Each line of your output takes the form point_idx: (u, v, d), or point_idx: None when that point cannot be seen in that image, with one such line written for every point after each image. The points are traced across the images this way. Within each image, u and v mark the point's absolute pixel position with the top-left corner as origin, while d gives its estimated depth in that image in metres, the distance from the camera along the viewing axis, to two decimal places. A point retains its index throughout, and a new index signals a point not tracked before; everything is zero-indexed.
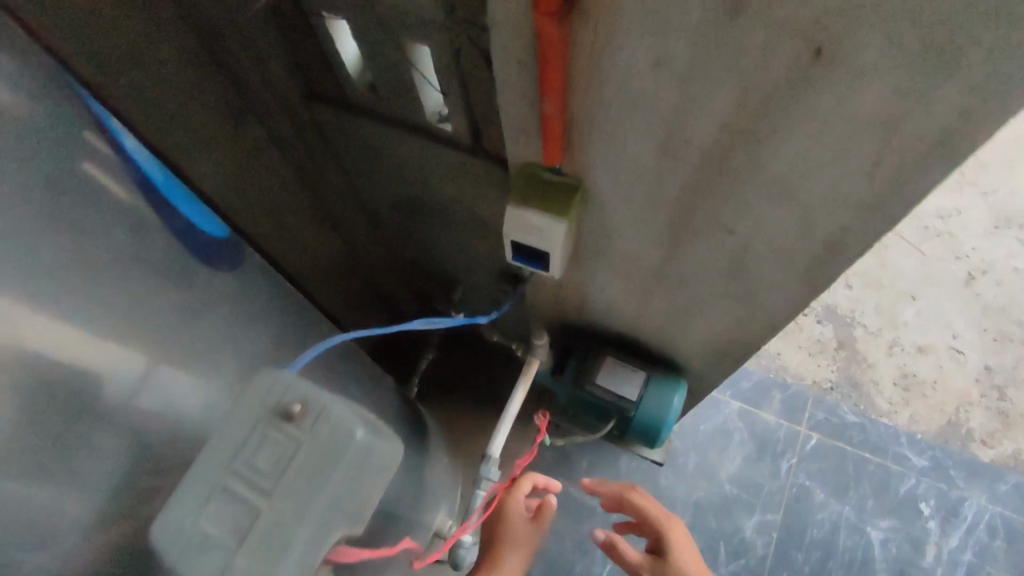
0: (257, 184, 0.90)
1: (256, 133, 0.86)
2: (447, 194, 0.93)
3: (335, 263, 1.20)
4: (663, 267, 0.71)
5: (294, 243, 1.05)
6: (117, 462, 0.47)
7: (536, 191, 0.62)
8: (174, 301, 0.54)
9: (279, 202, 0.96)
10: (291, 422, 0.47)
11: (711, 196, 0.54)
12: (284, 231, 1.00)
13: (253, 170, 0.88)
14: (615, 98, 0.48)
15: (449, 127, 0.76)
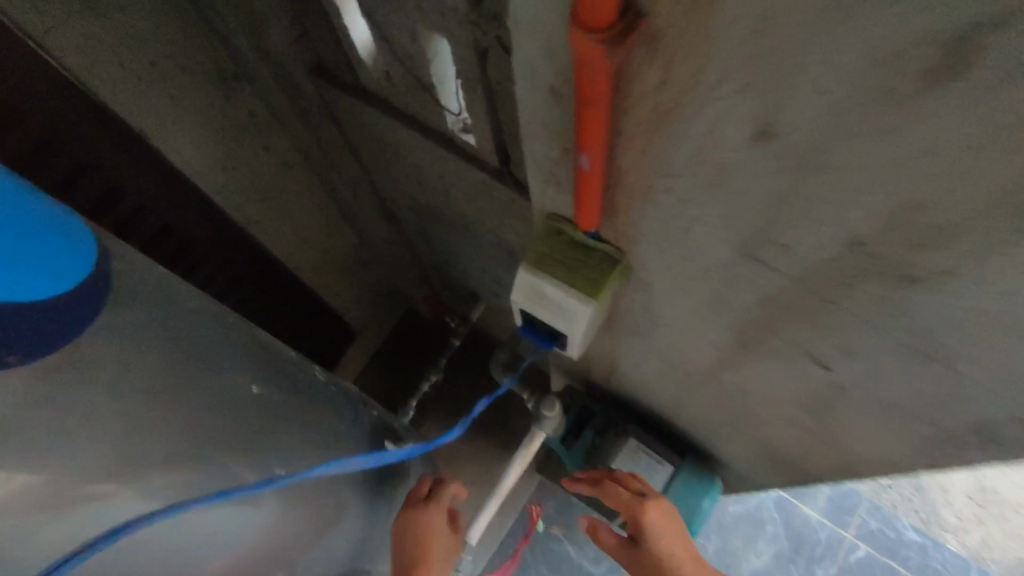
0: (251, 165, 0.77)
1: (252, 105, 0.73)
2: (468, 213, 0.77)
3: (344, 257, 1.07)
4: (714, 369, 0.55)
5: (294, 234, 0.92)
6: None
7: (558, 258, 0.47)
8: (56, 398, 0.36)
9: (277, 186, 0.83)
10: None
11: (802, 320, 0.37)
12: (282, 218, 0.88)
13: (243, 147, 0.75)
14: (682, 168, 0.31)
15: (474, 141, 0.61)
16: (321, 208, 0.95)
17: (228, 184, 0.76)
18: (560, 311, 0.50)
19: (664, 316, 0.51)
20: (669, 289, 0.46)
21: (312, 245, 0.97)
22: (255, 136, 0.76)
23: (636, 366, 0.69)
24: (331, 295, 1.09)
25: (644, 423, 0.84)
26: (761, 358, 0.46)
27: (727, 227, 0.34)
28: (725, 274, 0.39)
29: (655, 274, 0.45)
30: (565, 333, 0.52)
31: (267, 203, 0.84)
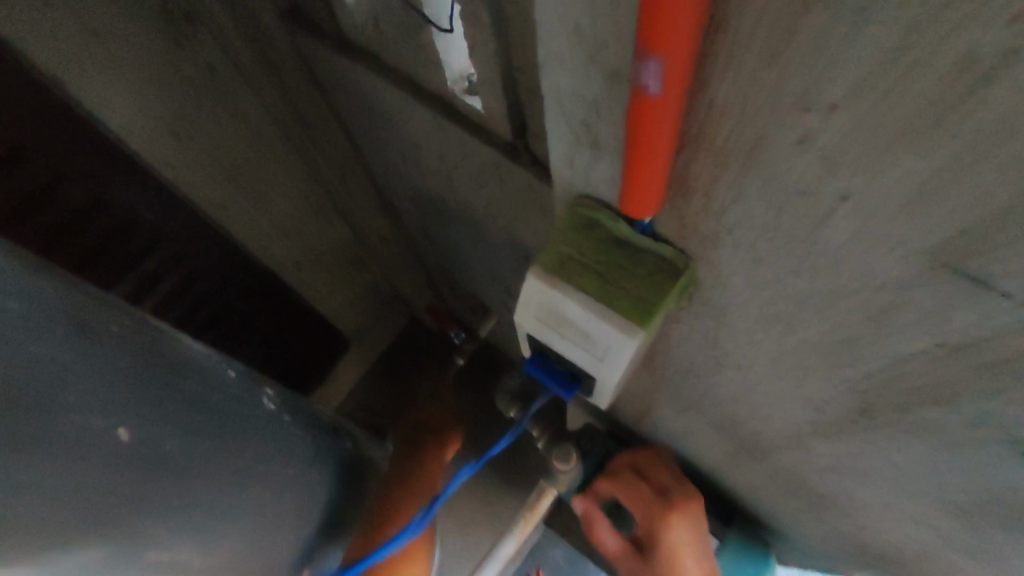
0: (213, 135, 0.63)
1: (216, 61, 0.58)
2: (476, 206, 0.62)
3: (336, 253, 0.93)
4: (802, 434, 0.38)
5: (271, 224, 0.78)
6: None
7: (587, 261, 0.31)
8: None
9: (248, 164, 0.69)
10: None
11: (1014, 385, 0.21)
12: (256, 206, 0.74)
13: (205, 113, 0.61)
14: (859, 77, 0.16)
15: (480, 105, 0.46)
16: (305, 196, 0.80)
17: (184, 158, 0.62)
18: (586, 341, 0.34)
19: (739, 356, 0.35)
20: (759, 317, 0.30)
21: (295, 240, 0.83)
22: (219, 102, 0.61)
23: (681, 413, 0.53)
24: (318, 298, 0.95)
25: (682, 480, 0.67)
26: (896, 435, 0.30)
27: (905, 208, 0.18)
28: (873, 299, 0.23)
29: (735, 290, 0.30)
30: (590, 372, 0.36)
31: (237, 184, 0.70)
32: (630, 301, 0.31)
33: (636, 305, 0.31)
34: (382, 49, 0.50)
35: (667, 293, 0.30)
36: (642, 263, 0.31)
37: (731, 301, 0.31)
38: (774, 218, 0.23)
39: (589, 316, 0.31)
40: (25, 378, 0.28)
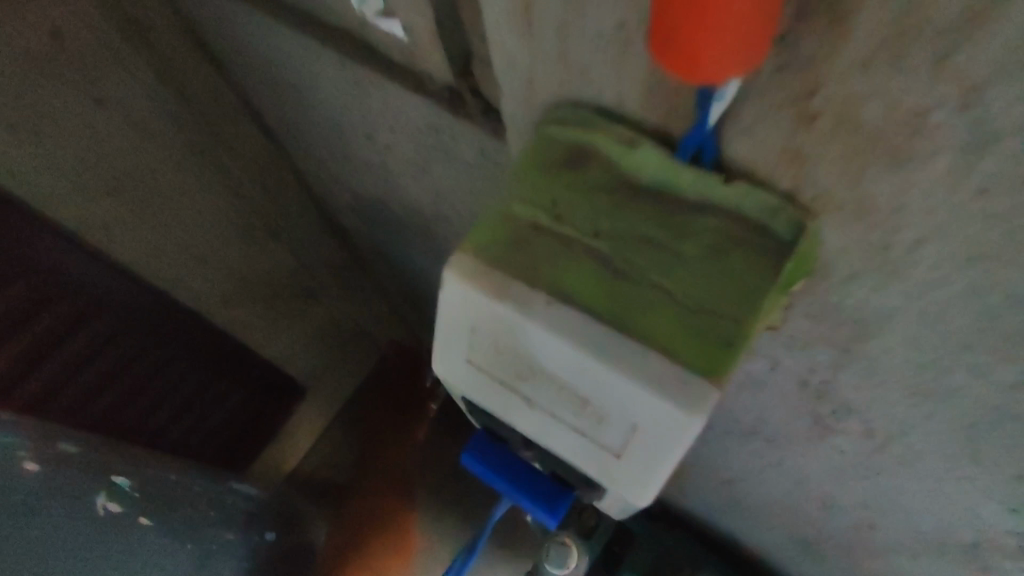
0: (74, 127, 0.42)
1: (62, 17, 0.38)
2: (425, 208, 0.46)
3: (277, 301, 0.71)
4: (942, 507, 0.23)
5: (179, 264, 0.56)
6: None
7: (575, 237, 0.18)
8: None
9: (133, 180, 0.48)
10: None
11: None
12: (155, 231, 0.52)
13: (55, 92, 0.40)
14: None
15: (401, 35, 0.30)
16: (226, 226, 0.59)
17: (31, 161, 0.41)
18: (558, 406, 0.19)
19: (860, 367, 0.21)
20: (929, 271, 0.16)
21: (219, 276, 0.61)
22: (75, 73, 0.40)
23: (719, 479, 0.36)
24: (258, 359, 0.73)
25: (716, 551, 0.51)
26: None
27: None
28: None
29: (861, 231, 0.16)
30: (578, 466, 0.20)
31: (121, 202, 0.48)
32: (663, 305, 0.17)
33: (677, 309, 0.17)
34: None
35: (747, 277, 0.16)
36: (688, 232, 0.17)
37: (847, 253, 0.17)
38: None
39: (568, 351, 0.17)
40: None
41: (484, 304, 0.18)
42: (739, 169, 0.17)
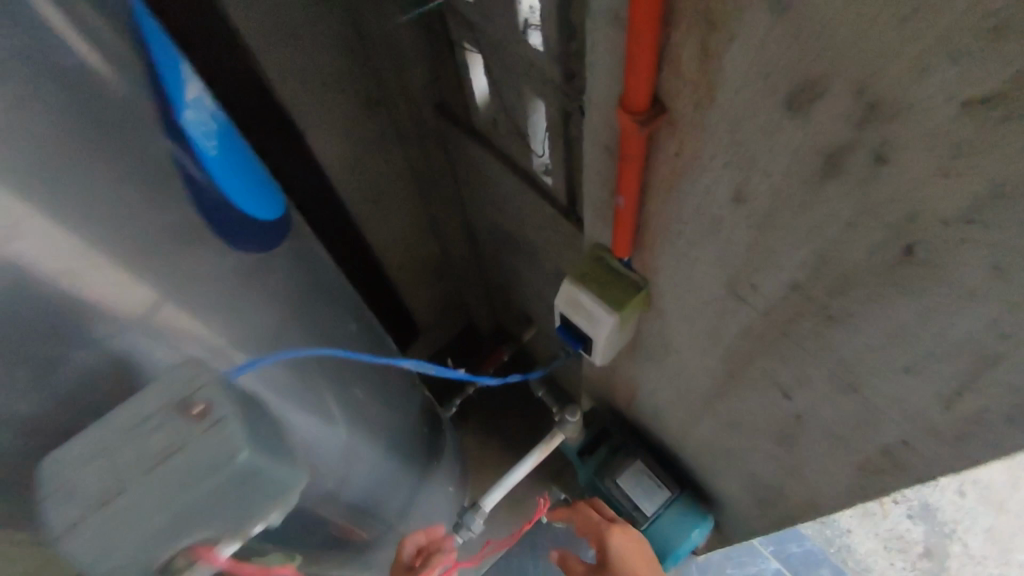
0: (373, 170, 0.92)
1: (384, 127, 0.88)
2: (534, 243, 0.89)
3: (424, 265, 1.19)
4: (697, 395, 0.65)
5: (390, 236, 1.05)
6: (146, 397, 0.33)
7: (599, 276, 0.58)
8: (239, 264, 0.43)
9: (384, 194, 0.97)
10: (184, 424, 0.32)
11: (760, 351, 0.48)
12: (384, 217, 1.01)
13: (370, 157, 0.89)
14: (691, 220, 0.44)
15: (550, 181, 0.73)
16: (415, 220, 1.08)
17: (352, 184, 0.90)
18: (591, 323, 0.58)
19: (671, 348, 0.62)
20: (673, 317, 0.57)
21: (403, 244, 1.09)
22: (380, 149, 0.90)
23: (653, 397, 0.78)
24: (408, 297, 1.22)
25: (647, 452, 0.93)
26: (743, 391, 0.56)
27: (713, 266, 0.46)
28: (713, 308, 0.50)
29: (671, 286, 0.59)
30: (589, 345, 0.60)
31: (377, 206, 0.98)
32: (617, 300, 0.57)
33: (619, 304, 0.57)
34: (491, 136, 0.78)
35: (638, 299, 0.57)
36: (624, 280, 0.57)
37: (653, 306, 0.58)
38: (667, 260, 0.50)
39: (591, 305, 0.57)
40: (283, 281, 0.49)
41: (571, 288, 0.58)
42: (635, 270, 0.56)
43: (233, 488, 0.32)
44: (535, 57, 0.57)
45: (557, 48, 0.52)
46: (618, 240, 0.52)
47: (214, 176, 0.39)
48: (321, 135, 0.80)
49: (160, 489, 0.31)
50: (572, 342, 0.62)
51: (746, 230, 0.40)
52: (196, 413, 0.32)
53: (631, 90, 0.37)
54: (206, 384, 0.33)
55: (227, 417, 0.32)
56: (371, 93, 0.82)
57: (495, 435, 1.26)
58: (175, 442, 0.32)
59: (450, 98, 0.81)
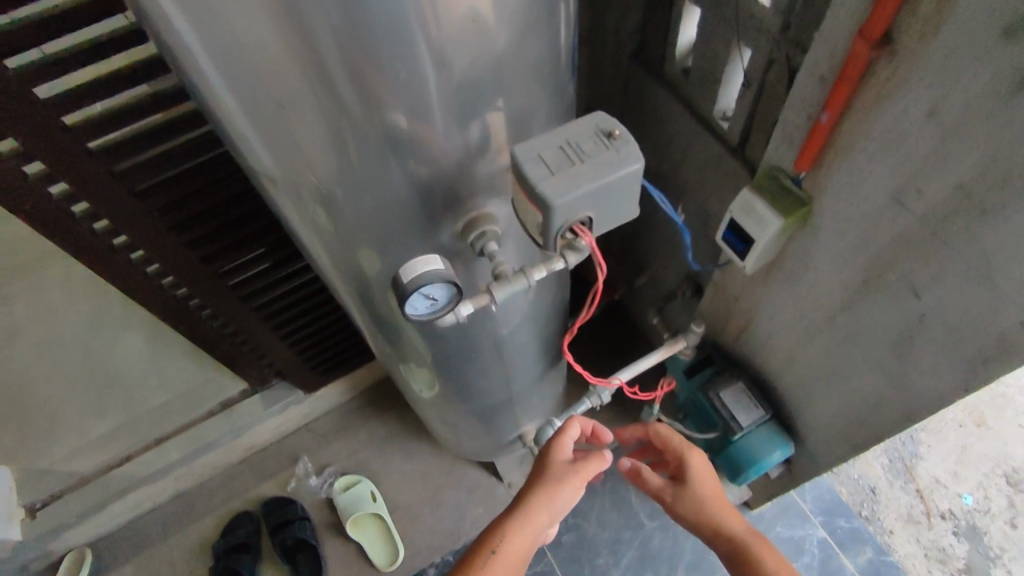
0: None
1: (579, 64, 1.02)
2: (686, 183, 0.99)
3: None
4: (823, 311, 0.79)
5: None
6: (576, 126, 0.42)
7: (773, 191, 0.72)
8: (549, 104, 0.56)
9: None
10: (603, 140, 0.41)
11: (907, 253, 0.62)
12: None
13: None
14: (878, 136, 0.58)
15: (726, 126, 0.85)
16: None
17: None
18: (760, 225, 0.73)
19: (812, 264, 0.76)
20: (826, 233, 0.71)
21: None
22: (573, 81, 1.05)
23: (771, 323, 0.91)
24: None
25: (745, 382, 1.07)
26: (876, 297, 0.69)
27: (885, 178, 0.60)
28: (870, 217, 0.64)
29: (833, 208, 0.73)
30: (752, 243, 0.75)
31: None
32: (786, 207, 0.71)
33: (786, 212, 0.71)
34: (682, 84, 0.90)
35: (801, 212, 0.71)
36: (794, 193, 0.71)
37: (809, 223, 0.72)
38: (842, 176, 0.64)
39: (764, 208, 0.72)
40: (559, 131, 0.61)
41: (748, 194, 0.72)
42: (805, 188, 0.70)
43: (622, 188, 0.41)
44: (758, 12, 0.70)
45: (784, 3, 0.66)
46: (803, 157, 0.66)
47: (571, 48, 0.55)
48: None
49: (581, 175, 0.40)
50: (734, 241, 0.78)
51: (929, 142, 0.54)
52: (616, 136, 0.41)
53: (874, 19, 0.51)
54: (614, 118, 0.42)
55: (631, 138, 0.41)
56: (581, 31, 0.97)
57: (593, 360, 1.42)
58: (600, 151, 0.41)
59: (648, 47, 0.93)
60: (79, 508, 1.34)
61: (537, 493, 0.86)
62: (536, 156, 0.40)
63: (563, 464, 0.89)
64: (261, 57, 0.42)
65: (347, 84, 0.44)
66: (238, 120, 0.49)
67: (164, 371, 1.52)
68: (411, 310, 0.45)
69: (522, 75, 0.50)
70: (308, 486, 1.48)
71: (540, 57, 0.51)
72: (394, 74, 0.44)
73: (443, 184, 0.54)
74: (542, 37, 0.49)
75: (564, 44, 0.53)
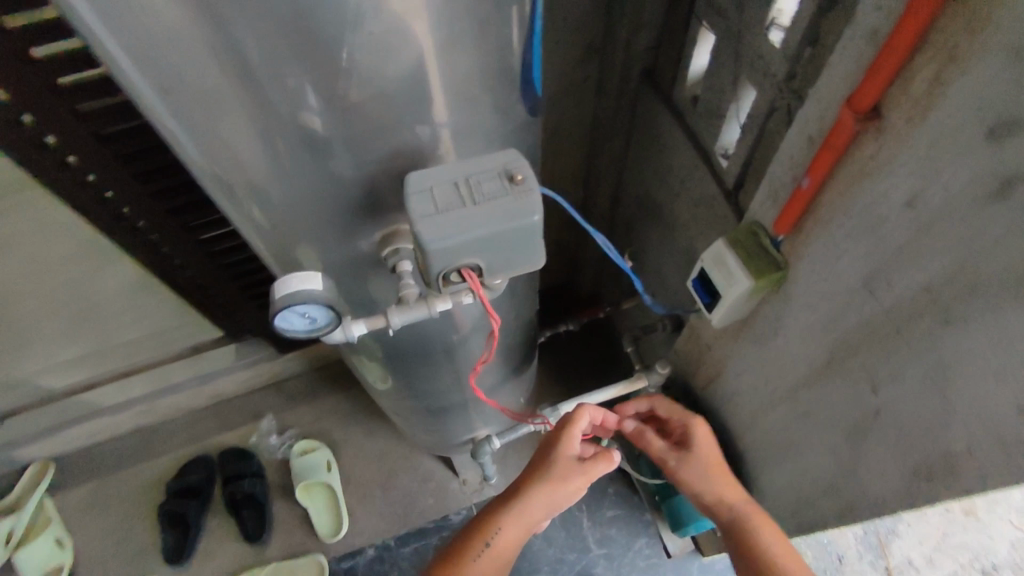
0: (569, 106, 1.02)
1: (592, 73, 0.97)
2: (680, 217, 0.93)
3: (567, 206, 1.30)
4: (785, 382, 0.74)
5: (553, 170, 1.16)
6: (485, 162, 0.39)
7: (750, 247, 0.66)
8: (499, 122, 0.52)
9: (562, 131, 1.07)
10: (505, 184, 0.38)
11: (870, 345, 0.56)
12: (555, 152, 1.12)
13: (569, 95, 1.00)
14: (858, 215, 0.52)
15: (725, 164, 0.79)
16: (579, 164, 1.18)
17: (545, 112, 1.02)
18: (728, 280, 0.67)
19: (780, 332, 0.70)
20: (797, 303, 0.65)
21: (559, 181, 1.20)
22: (585, 90, 1.00)
23: (738, 380, 0.86)
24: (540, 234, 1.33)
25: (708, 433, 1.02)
26: (835, 380, 0.64)
27: (859, 260, 0.54)
28: (838, 298, 0.58)
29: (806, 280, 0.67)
30: (718, 297, 0.70)
31: (554, 139, 1.09)
32: (759, 266, 0.65)
33: (758, 273, 0.65)
34: (688, 112, 0.85)
35: (773, 277, 0.65)
36: (770, 254, 0.66)
37: (782, 289, 0.67)
38: (817, 247, 0.59)
39: (735, 263, 0.66)
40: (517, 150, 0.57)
41: (722, 246, 0.67)
42: (782, 254, 0.65)
43: (517, 239, 0.38)
44: (768, 51, 0.64)
45: (791, 48, 0.60)
46: (781, 220, 0.60)
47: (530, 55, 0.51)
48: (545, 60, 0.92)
49: (470, 220, 0.37)
50: (701, 292, 0.73)
51: (905, 231, 0.48)
52: (519, 181, 0.38)
53: (864, 88, 0.45)
54: (525, 162, 0.39)
55: (537, 189, 0.38)
56: (597, 40, 0.92)
57: (567, 375, 1.38)
58: (497, 196, 0.37)
59: (661, 69, 0.89)
60: (43, 423, 1.37)
61: (538, 492, 0.76)
62: (429, 187, 0.37)
63: (568, 461, 0.77)
64: (168, 43, 0.38)
65: (267, 80, 0.40)
66: (155, 109, 0.45)
67: (147, 306, 1.55)
68: (285, 325, 0.44)
69: (466, 88, 0.46)
70: (267, 444, 1.49)
71: (487, 71, 0.47)
72: (318, 74, 0.40)
73: (370, 194, 0.51)
74: (489, 51, 0.45)
75: (519, 60, 0.49)
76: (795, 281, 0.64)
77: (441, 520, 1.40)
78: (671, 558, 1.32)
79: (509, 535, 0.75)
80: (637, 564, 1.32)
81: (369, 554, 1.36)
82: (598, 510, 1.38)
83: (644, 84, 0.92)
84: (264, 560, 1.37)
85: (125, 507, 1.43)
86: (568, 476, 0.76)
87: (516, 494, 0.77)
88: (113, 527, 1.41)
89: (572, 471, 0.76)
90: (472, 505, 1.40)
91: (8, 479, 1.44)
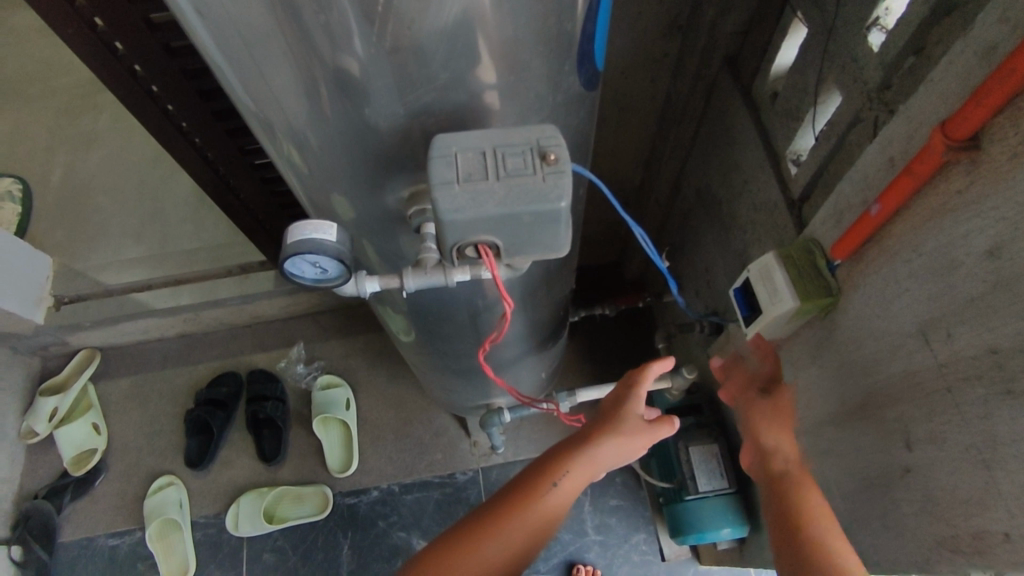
0: (640, 83, 0.97)
1: (670, 51, 0.91)
2: (736, 218, 0.87)
3: (624, 186, 1.25)
4: (813, 414, 0.69)
5: (613, 146, 1.11)
6: (522, 135, 0.36)
7: (804, 267, 0.61)
8: (549, 93, 0.49)
9: (629, 108, 1.02)
10: (536, 161, 0.35)
11: (911, 398, 0.51)
12: (618, 128, 1.07)
13: (641, 70, 0.94)
14: (929, 253, 0.47)
15: (793, 171, 0.73)
16: (642, 144, 1.12)
17: (614, 86, 0.96)
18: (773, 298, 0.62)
19: (817, 361, 0.66)
20: (841, 335, 0.60)
21: (619, 159, 1.15)
22: (659, 68, 0.94)
23: None
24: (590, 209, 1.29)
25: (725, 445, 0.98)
26: (867, 426, 0.59)
27: (920, 305, 0.49)
28: (888, 340, 0.53)
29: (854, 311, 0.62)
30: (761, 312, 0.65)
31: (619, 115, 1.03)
32: (810, 288, 0.60)
33: (807, 296, 0.60)
34: (765, 108, 0.78)
35: (822, 302, 0.60)
36: (824, 281, 0.61)
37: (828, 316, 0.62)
38: (876, 281, 0.53)
39: (783, 280, 0.60)
40: (565, 125, 0.54)
41: (772, 259, 0.62)
42: (838, 282, 0.60)
43: (538, 222, 0.36)
44: (863, 54, 0.57)
45: (890, 55, 0.53)
46: (841, 244, 0.55)
47: (592, 16, 0.47)
48: (622, 29, 0.86)
49: (492, 193, 0.34)
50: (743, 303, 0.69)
51: (978, 283, 0.43)
52: (550, 161, 0.35)
53: (961, 115, 0.40)
54: (561, 141, 0.36)
55: (568, 172, 0.35)
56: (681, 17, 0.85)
57: (594, 357, 1.35)
58: (526, 173, 0.34)
59: (745, 56, 0.82)
60: (96, 315, 1.46)
61: (605, 448, 0.62)
62: (454, 153, 0.35)
63: (638, 416, 0.65)
64: None
65: (310, 21, 0.38)
66: (198, 33, 0.44)
67: (201, 219, 1.59)
68: (295, 272, 0.43)
69: (517, 53, 0.43)
70: (294, 371, 1.53)
71: (542, 36, 0.43)
72: (363, 20, 0.38)
73: (405, 150, 0.49)
74: (547, 16, 0.42)
75: (577, 26, 0.45)
76: (844, 312, 0.59)
77: (445, 476, 1.42)
78: (666, 561, 1.30)
79: (570, 485, 0.60)
80: (631, 557, 1.31)
81: (372, 495, 1.40)
82: (602, 497, 1.37)
83: (723, 71, 0.86)
84: (275, 480, 1.43)
85: (158, 406, 1.51)
86: (637, 433, 0.64)
87: (578, 441, 0.63)
88: (144, 422, 1.49)
89: (644, 427, 0.64)
90: (478, 468, 1.42)
91: (60, 361, 1.54)
